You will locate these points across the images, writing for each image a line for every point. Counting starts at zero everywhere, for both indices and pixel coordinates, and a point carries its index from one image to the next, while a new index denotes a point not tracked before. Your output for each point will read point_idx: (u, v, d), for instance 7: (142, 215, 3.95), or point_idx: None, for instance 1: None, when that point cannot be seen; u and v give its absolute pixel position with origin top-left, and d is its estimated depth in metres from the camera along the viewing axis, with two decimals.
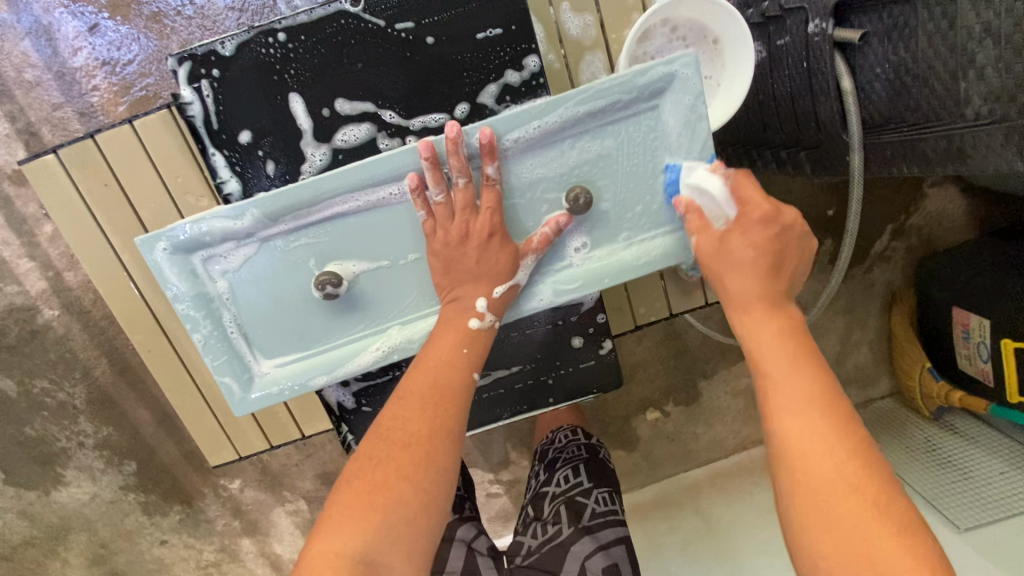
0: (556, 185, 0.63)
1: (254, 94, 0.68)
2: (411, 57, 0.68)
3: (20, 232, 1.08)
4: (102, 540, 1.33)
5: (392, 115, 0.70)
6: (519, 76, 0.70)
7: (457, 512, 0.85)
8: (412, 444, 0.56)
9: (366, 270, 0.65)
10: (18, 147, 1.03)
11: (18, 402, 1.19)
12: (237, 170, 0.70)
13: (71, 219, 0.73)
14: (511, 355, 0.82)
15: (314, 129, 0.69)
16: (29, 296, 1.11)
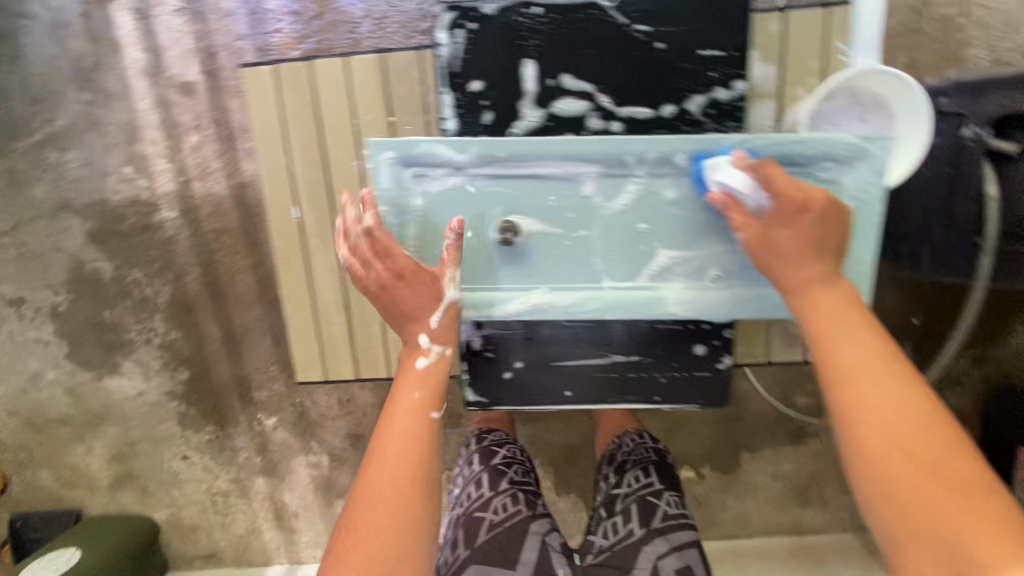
0: (709, 212, 0.77)
1: (498, 50, 0.75)
2: (638, 56, 0.75)
3: (169, 135, 1.18)
4: (131, 438, 1.38)
5: (604, 99, 0.77)
6: (729, 94, 0.76)
7: (529, 508, 0.89)
8: (400, 500, 0.61)
9: (536, 232, 0.77)
10: (195, 63, 1.15)
11: (108, 285, 1.27)
12: (459, 113, 0.77)
13: (265, 127, 0.82)
14: (631, 343, 0.85)
15: (536, 94, 0.76)
16: (155, 194, 1.21)
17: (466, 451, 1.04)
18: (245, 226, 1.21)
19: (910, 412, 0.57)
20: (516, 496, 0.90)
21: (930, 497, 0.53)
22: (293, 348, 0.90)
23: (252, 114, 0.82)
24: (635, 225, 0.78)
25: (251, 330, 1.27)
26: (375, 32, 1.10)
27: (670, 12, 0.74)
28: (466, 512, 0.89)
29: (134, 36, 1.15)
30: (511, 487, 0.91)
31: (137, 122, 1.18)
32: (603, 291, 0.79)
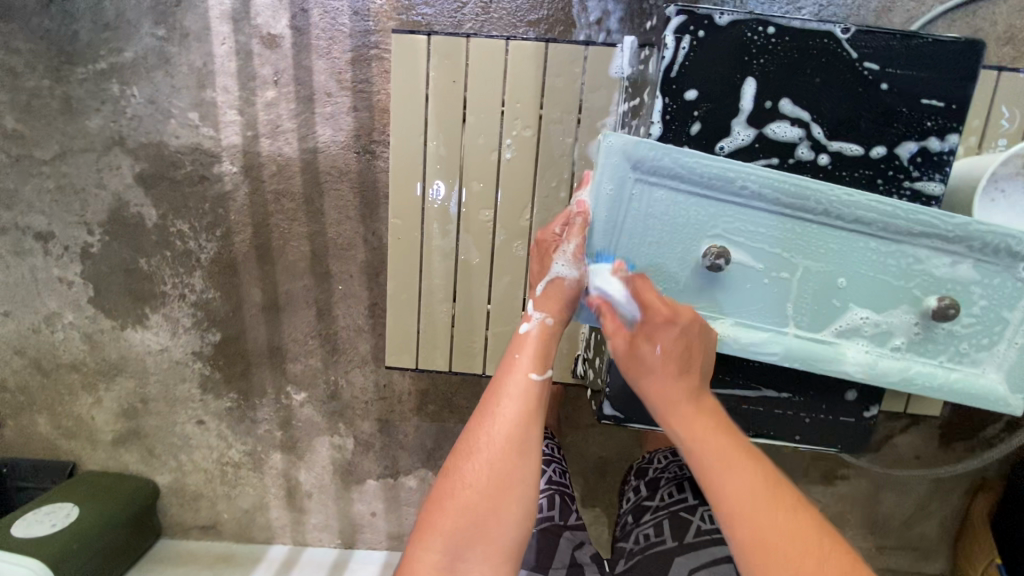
0: (911, 279, 0.63)
1: (720, 62, 0.62)
2: (861, 94, 0.63)
3: (243, 86, 1.12)
4: (145, 395, 1.31)
5: (817, 132, 0.63)
6: (941, 146, 0.64)
7: (561, 516, 0.84)
8: (502, 461, 0.53)
9: (742, 265, 0.63)
10: (284, 17, 1.10)
11: (149, 233, 1.21)
12: (666, 121, 0.63)
13: (406, 98, 0.80)
14: (783, 379, 0.71)
15: (750, 114, 0.63)
16: (218, 145, 1.15)
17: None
18: (308, 192, 1.16)
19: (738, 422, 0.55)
20: (553, 499, 0.87)
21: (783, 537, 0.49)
22: (388, 327, 0.89)
23: (396, 81, 0.79)
24: (835, 275, 0.63)
25: (296, 301, 1.22)
26: (481, 15, 1.07)
27: (910, 50, 0.62)
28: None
29: None
30: (549, 489, 0.88)
31: (211, 67, 1.12)
32: (788, 339, 0.65)
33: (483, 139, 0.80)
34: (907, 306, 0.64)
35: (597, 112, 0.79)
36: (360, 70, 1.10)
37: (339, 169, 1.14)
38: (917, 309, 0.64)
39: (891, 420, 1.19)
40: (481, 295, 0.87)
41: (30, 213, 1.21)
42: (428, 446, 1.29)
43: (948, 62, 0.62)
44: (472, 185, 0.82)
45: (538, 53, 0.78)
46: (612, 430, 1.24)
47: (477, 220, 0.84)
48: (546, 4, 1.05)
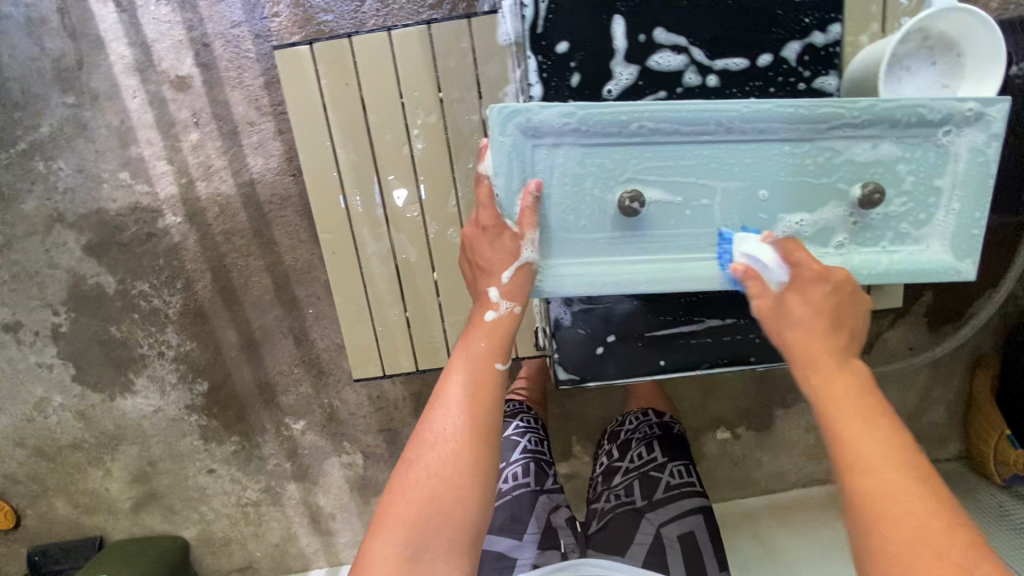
0: (833, 173, 0.62)
1: (584, 7, 0.61)
2: (732, 7, 0.62)
3: (166, 134, 1.11)
4: (151, 457, 1.32)
5: (698, 56, 0.63)
6: (825, 39, 0.64)
7: (537, 483, 0.89)
8: (461, 445, 0.53)
9: (663, 201, 0.62)
10: (188, 55, 1.08)
11: (112, 300, 1.20)
12: (544, 78, 0.62)
13: (305, 111, 0.78)
14: (727, 305, 0.72)
15: (626, 51, 0.62)
16: (157, 199, 1.14)
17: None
18: (256, 225, 1.15)
19: None
20: (528, 467, 0.91)
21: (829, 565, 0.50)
22: (346, 342, 0.89)
23: (288, 97, 0.77)
24: (756, 189, 0.63)
25: (271, 334, 1.22)
26: (382, 9, 1.05)
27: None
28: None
29: (118, 31, 1.07)
30: (524, 458, 0.93)
31: (129, 123, 1.11)
32: (726, 264, 0.64)
33: (392, 135, 0.80)
34: (836, 201, 0.63)
35: (495, 82, 0.78)
36: (276, 92, 1.09)
37: (280, 195, 1.13)
38: (845, 201, 0.63)
39: (874, 320, 1.20)
40: (432, 290, 0.87)
41: None
42: None
43: None
44: (397, 184, 0.82)
45: (421, 36, 0.77)
46: (608, 390, 1.26)
47: (411, 217, 0.83)
48: None
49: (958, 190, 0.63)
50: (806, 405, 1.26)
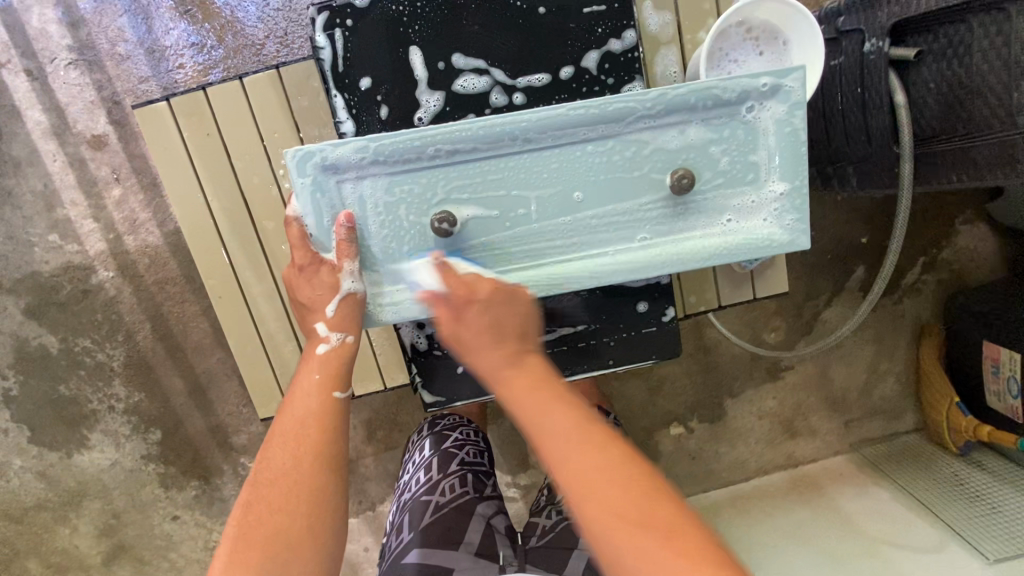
0: (641, 165, 0.62)
1: (378, 42, 0.60)
2: (524, 26, 0.62)
3: (89, 193, 1.14)
4: (116, 510, 1.33)
5: (500, 76, 0.63)
6: (622, 45, 0.63)
7: (476, 491, 0.81)
8: (304, 474, 0.55)
9: (479, 215, 0.62)
10: (101, 114, 1.10)
11: (57, 359, 1.22)
12: (354, 114, 0.62)
13: (171, 169, 0.71)
14: (575, 312, 0.70)
15: (427, 81, 0.62)
16: (88, 256, 1.16)
17: (419, 443, 0.94)
18: (187, 271, 1.17)
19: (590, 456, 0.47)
20: (465, 478, 0.83)
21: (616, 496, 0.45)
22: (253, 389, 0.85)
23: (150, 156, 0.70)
24: (570, 191, 0.63)
25: (216, 376, 1.24)
26: (281, 49, 1.07)
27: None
28: (414, 497, 0.82)
29: (32, 98, 1.10)
30: (460, 469, 0.84)
31: (53, 186, 1.13)
32: (554, 268, 0.64)
33: None
34: (651, 191, 0.63)
35: None
36: None
37: None
38: (661, 190, 0.63)
39: (811, 300, 1.19)
40: None
41: None
42: (390, 469, 1.30)
43: None
44: None
45: (275, 79, 0.70)
46: None
47: None
48: None
49: (774, 162, 0.62)
50: (755, 391, 1.26)
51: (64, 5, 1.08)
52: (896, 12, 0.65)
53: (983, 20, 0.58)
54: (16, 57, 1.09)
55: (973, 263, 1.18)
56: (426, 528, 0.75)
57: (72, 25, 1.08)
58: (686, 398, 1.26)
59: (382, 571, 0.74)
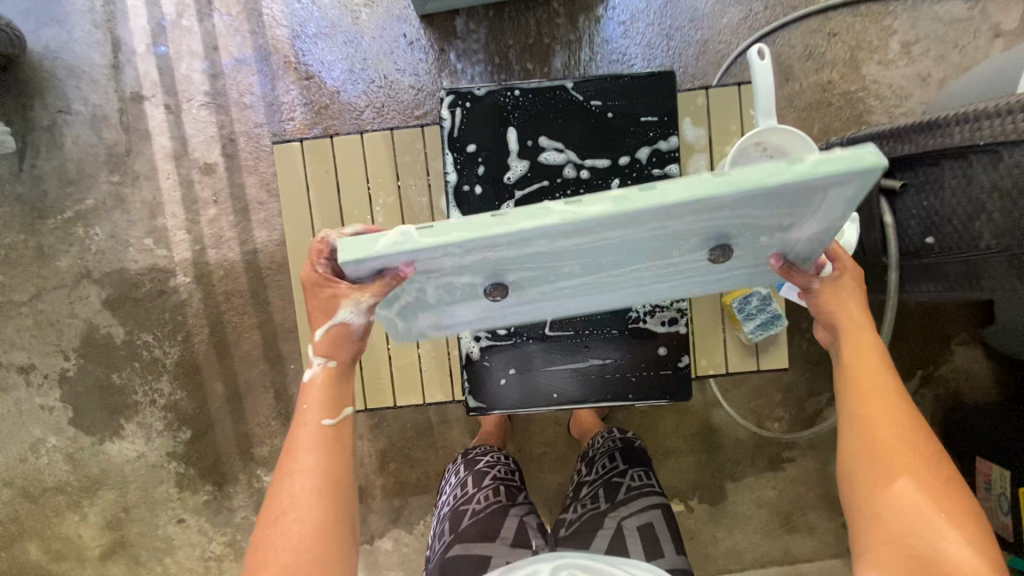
0: (703, 229, 0.54)
1: (485, 120, 0.67)
2: (597, 127, 0.67)
3: (189, 209, 1.32)
4: (127, 504, 1.38)
5: (572, 162, 0.67)
6: (669, 145, 0.67)
7: (509, 498, 0.92)
8: (316, 511, 0.61)
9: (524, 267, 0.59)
10: (217, 148, 1.31)
11: (118, 348, 1.34)
12: (456, 174, 0.68)
13: (291, 194, 0.85)
14: (603, 345, 0.73)
15: (517, 158, 0.67)
16: (172, 261, 1.32)
17: (453, 468, 1.05)
18: (254, 287, 1.32)
19: (890, 402, 0.62)
20: (498, 489, 0.94)
21: (892, 432, 0.60)
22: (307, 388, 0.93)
23: (279, 182, 0.85)
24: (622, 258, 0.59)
25: (254, 386, 1.34)
26: (377, 118, 1.30)
27: (629, 84, 0.66)
28: (453, 508, 0.93)
29: (164, 127, 1.32)
30: (493, 482, 0.95)
31: (161, 199, 1.32)
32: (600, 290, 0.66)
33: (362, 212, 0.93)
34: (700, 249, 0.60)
35: None
36: None
37: (278, 263, 1.31)
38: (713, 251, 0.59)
39: (813, 397, 1.28)
40: None
41: (13, 350, 1.36)
42: (395, 503, 1.35)
43: (659, 86, 0.66)
44: None
45: (387, 137, 0.85)
46: (565, 456, 1.31)
47: None
48: (427, 101, 1.30)
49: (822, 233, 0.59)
50: (755, 479, 1.30)
51: (210, 60, 1.31)
52: (887, 151, 0.82)
53: (952, 164, 0.71)
54: (160, 93, 1.32)
55: (969, 383, 1.27)
56: (467, 530, 0.86)
57: (213, 76, 1.31)
58: (689, 475, 1.31)
59: (431, 568, 0.85)
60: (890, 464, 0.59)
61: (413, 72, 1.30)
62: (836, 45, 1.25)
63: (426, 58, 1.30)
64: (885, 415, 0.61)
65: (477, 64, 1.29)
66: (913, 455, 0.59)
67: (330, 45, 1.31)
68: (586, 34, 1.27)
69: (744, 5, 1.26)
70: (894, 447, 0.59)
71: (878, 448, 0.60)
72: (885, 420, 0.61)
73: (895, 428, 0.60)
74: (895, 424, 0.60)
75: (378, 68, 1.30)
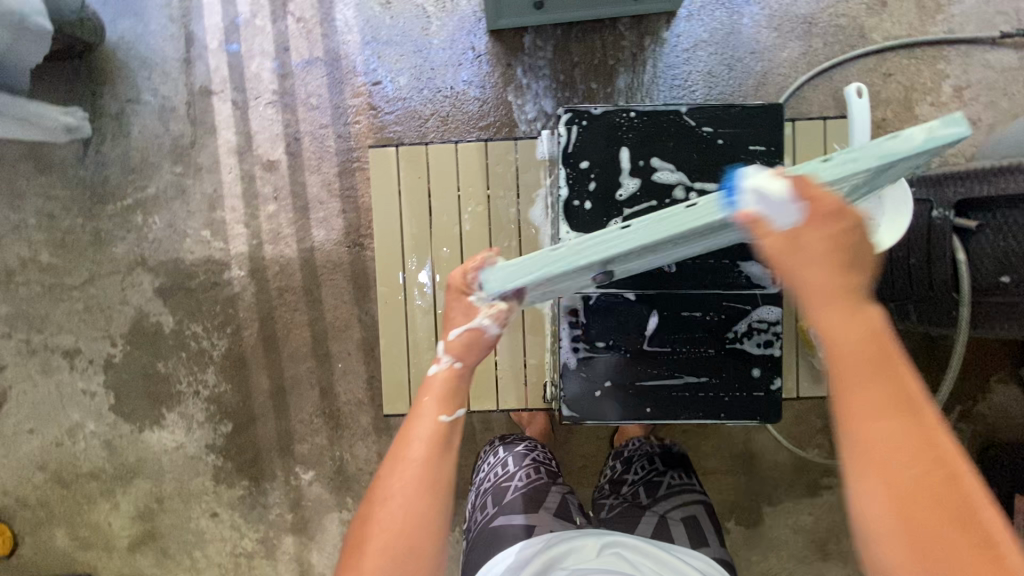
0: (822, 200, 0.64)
1: (599, 138, 0.69)
2: (707, 151, 0.69)
3: (248, 204, 1.33)
4: (161, 494, 1.37)
5: (683, 183, 0.69)
6: (779, 172, 0.69)
7: (552, 481, 0.99)
8: (413, 503, 0.60)
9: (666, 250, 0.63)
10: (280, 145, 1.34)
11: (166, 337, 1.35)
12: (567, 188, 0.70)
13: (384, 199, 0.87)
14: (700, 363, 0.74)
15: (628, 176, 0.69)
16: (228, 254, 1.34)
17: (491, 450, 1.13)
18: (307, 284, 1.33)
19: (900, 445, 0.50)
20: (539, 470, 1.01)
21: (906, 466, 0.50)
22: None
23: (373, 186, 0.87)
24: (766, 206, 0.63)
25: (300, 383, 1.34)
26: (441, 128, 1.33)
27: (740, 112, 0.69)
28: (496, 484, 1.00)
29: (230, 122, 1.34)
30: (534, 464, 1.02)
31: (221, 192, 1.34)
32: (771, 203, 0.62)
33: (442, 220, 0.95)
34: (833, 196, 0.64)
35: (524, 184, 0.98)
36: (346, 179, 1.33)
37: (333, 262, 1.33)
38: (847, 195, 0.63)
39: None
40: None
41: (60, 333, 1.36)
42: None
43: (769, 116, 0.69)
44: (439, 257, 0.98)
45: (479, 148, 0.87)
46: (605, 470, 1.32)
47: None
48: (491, 112, 1.33)
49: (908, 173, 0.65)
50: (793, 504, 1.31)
51: (281, 60, 1.34)
52: (961, 192, 0.86)
53: None
54: (229, 89, 1.34)
55: (1005, 421, 1.29)
56: (512, 503, 0.92)
57: (283, 75, 1.34)
58: (727, 496, 1.32)
59: (473, 538, 0.90)
60: (908, 512, 0.49)
61: (479, 84, 1.33)
62: (891, 84, 1.29)
63: (492, 72, 1.33)
64: (881, 445, 0.51)
65: (542, 80, 1.32)
66: (948, 472, 0.49)
67: (399, 53, 1.34)
68: (650, 58, 1.31)
69: (804, 41, 1.30)
70: (890, 460, 0.50)
71: (911, 487, 0.49)
72: (898, 448, 0.50)
73: (921, 454, 0.50)
74: (919, 445, 0.50)
75: (446, 79, 1.33)
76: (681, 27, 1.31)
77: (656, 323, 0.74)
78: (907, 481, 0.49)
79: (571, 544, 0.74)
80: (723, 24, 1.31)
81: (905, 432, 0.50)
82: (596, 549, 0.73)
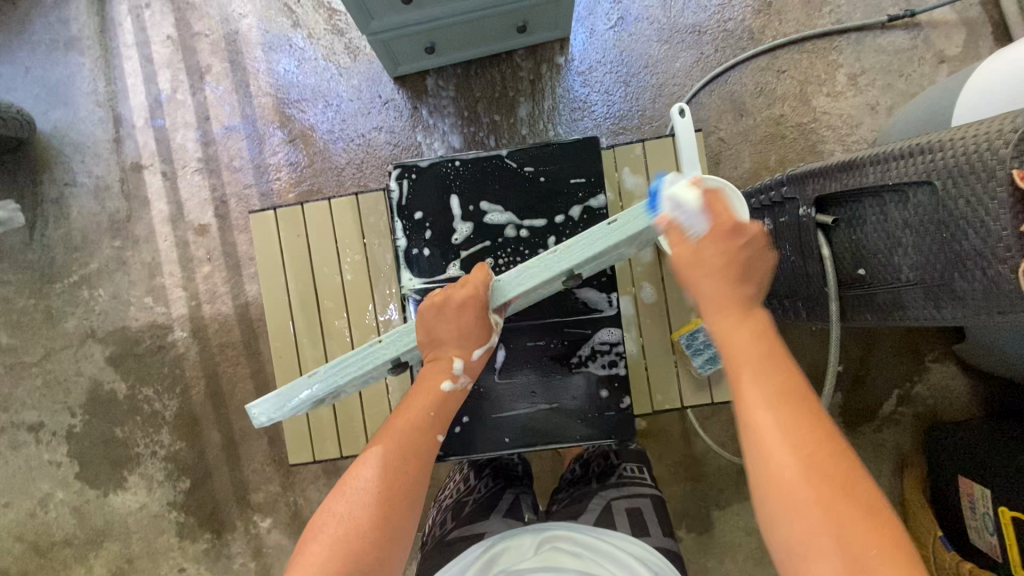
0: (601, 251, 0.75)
1: (431, 189, 0.79)
2: (530, 189, 0.79)
3: (185, 268, 1.40)
4: (130, 555, 1.42)
5: (512, 221, 0.79)
6: (598, 202, 0.78)
7: (506, 485, 1.01)
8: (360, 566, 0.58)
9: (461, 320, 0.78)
10: (210, 209, 1.41)
11: (121, 403, 1.41)
12: (406, 238, 0.79)
13: (267, 259, 0.92)
14: (550, 391, 0.84)
15: (461, 220, 0.79)
16: (170, 318, 1.40)
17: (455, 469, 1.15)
18: (246, 338, 1.39)
19: (800, 433, 0.53)
20: (496, 476, 1.03)
21: (798, 471, 0.52)
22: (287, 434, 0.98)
23: (256, 249, 0.92)
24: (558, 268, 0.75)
25: (249, 434, 1.39)
26: (357, 174, 1.39)
27: (555, 152, 0.79)
28: (454, 498, 1.02)
29: (161, 193, 1.42)
30: (491, 471, 1.05)
31: (159, 260, 1.41)
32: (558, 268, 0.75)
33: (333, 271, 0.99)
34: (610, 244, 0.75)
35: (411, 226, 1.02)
36: None
37: None
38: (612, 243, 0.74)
39: None
40: None
41: (23, 409, 1.43)
42: None
43: (581, 151, 0.79)
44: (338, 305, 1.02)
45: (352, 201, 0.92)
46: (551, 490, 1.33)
47: None
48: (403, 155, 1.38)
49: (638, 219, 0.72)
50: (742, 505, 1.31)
51: (203, 130, 1.42)
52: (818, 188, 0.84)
53: (873, 203, 0.77)
54: (157, 162, 1.42)
55: (947, 401, 1.27)
56: (467, 512, 0.94)
57: (206, 143, 1.42)
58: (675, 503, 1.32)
59: (429, 548, 0.92)
60: (793, 503, 0.51)
61: (389, 129, 1.39)
62: (786, 80, 1.31)
63: (401, 116, 1.39)
64: (771, 434, 0.54)
65: (448, 117, 1.37)
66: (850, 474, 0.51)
67: (312, 109, 1.41)
68: (548, 85, 1.36)
69: (695, 49, 1.33)
70: (809, 449, 0.52)
71: (820, 476, 0.51)
72: (799, 439, 0.53)
73: (830, 454, 0.52)
74: (813, 436, 0.53)
75: (357, 128, 1.39)
76: (575, 51, 1.36)
77: (503, 357, 0.85)
78: (800, 480, 0.51)
79: (510, 542, 0.77)
80: (615, 43, 1.35)
81: (805, 425, 0.54)
82: (534, 547, 0.75)
